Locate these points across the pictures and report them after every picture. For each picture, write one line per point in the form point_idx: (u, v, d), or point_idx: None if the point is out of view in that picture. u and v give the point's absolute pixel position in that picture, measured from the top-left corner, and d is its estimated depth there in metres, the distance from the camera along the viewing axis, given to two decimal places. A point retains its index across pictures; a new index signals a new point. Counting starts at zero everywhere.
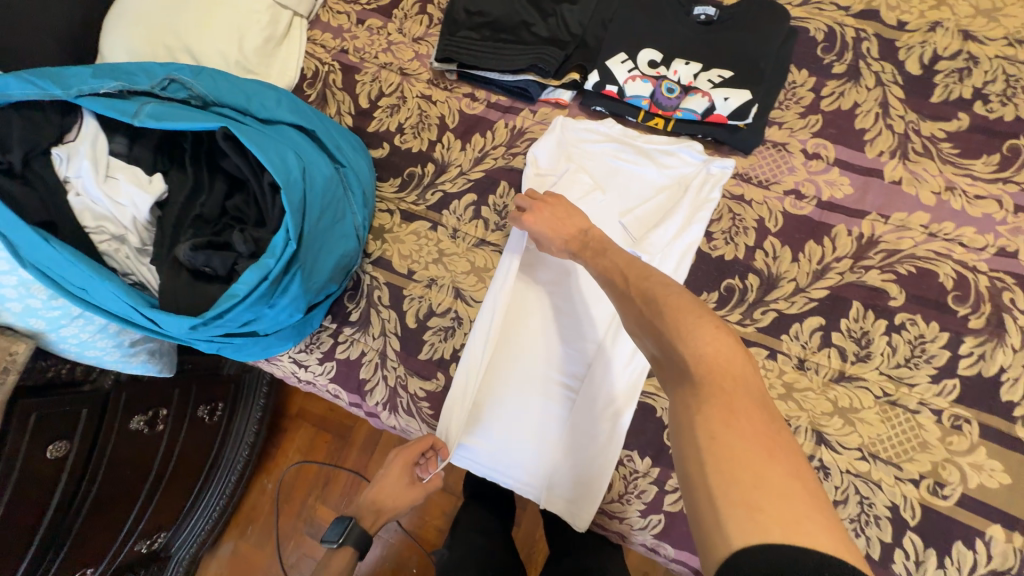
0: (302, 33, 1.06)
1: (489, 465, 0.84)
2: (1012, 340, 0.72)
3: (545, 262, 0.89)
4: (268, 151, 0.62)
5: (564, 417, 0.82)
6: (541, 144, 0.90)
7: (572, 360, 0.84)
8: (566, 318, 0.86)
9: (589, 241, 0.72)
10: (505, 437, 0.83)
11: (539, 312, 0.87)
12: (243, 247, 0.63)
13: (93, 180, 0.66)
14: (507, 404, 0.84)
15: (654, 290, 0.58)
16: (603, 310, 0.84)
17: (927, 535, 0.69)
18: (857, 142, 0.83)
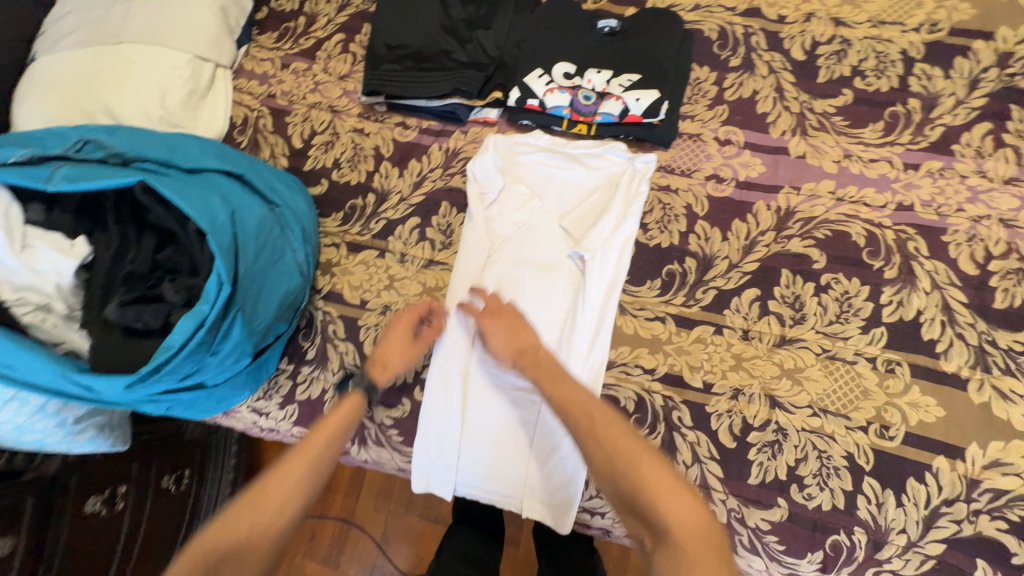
0: (227, 84, 1.06)
1: (469, 484, 0.83)
2: (923, 284, 0.79)
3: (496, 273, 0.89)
4: (191, 199, 0.61)
5: (533, 424, 0.82)
6: (477, 161, 0.92)
7: None
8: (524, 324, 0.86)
9: (542, 360, 0.72)
10: (479, 452, 0.83)
11: None
12: (175, 297, 0.62)
13: (7, 250, 0.62)
14: (476, 420, 0.84)
15: (608, 433, 0.62)
16: (556, 312, 0.86)
17: (883, 477, 0.73)
18: (762, 125, 0.91)
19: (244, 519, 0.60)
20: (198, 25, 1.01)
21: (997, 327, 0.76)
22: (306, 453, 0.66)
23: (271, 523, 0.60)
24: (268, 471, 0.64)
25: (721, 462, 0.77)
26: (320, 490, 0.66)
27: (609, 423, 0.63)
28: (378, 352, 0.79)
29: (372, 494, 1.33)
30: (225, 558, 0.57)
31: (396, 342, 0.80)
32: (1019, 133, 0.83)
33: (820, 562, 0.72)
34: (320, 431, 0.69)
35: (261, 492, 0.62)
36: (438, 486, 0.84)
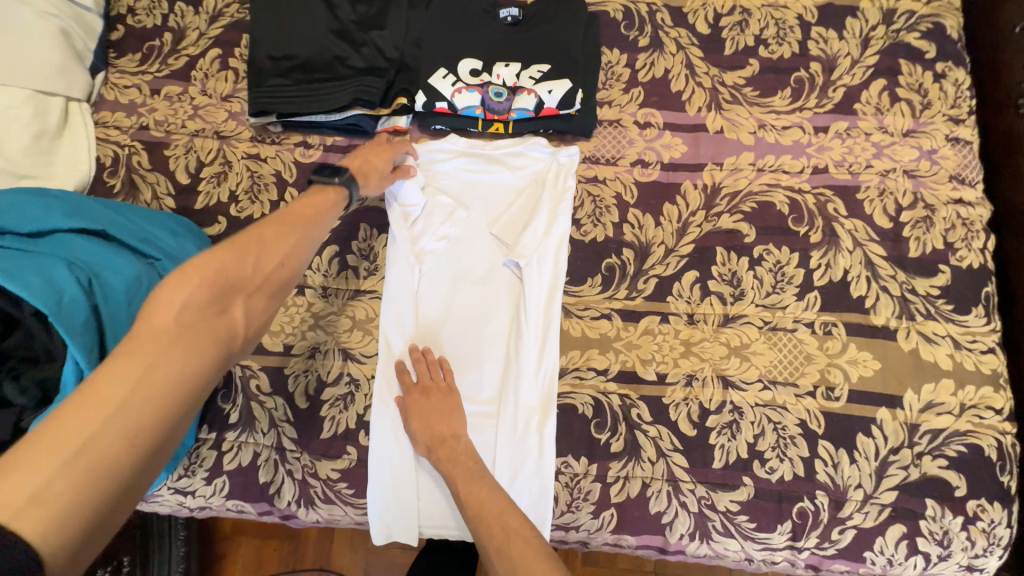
0: (86, 119, 0.91)
1: (435, 524, 0.77)
2: (846, 243, 0.81)
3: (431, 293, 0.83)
4: (25, 276, 0.50)
5: (493, 447, 0.78)
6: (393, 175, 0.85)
7: (484, 385, 0.80)
8: (468, 343, 0.81)
9: (459, 452, 0.72)
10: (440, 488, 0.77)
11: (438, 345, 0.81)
12: (23, 397, 0.51)
13: None
14: None
15: (518, 547, 0.60)
16: (499, 325, 0.81)
17: (835, 438, 0.75)
18: (678, 104, 0.90)
19: (249, 253, 0.57)
20: (32, 53, 0.85)
21: (914, 275, 0.79)
22: (302, 223, 0.64)
23: (269, 284, 0.58)
24: (256, 225, 0.61)
25: (684, 452, 0.76)
26: (314, 252, 0.65)
27: (522, 540, 0.61)
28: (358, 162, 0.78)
29: (345, 539, 1.25)
30: (243, 313, 0.54)
31: (372, 156, 0.79)
32: (910, 87, 0.87)
33: (790, 531, 0.74)
34: (303, 207, 0.66)
35: (265, 239, 0.59)
36: (401, 533, 0.77)
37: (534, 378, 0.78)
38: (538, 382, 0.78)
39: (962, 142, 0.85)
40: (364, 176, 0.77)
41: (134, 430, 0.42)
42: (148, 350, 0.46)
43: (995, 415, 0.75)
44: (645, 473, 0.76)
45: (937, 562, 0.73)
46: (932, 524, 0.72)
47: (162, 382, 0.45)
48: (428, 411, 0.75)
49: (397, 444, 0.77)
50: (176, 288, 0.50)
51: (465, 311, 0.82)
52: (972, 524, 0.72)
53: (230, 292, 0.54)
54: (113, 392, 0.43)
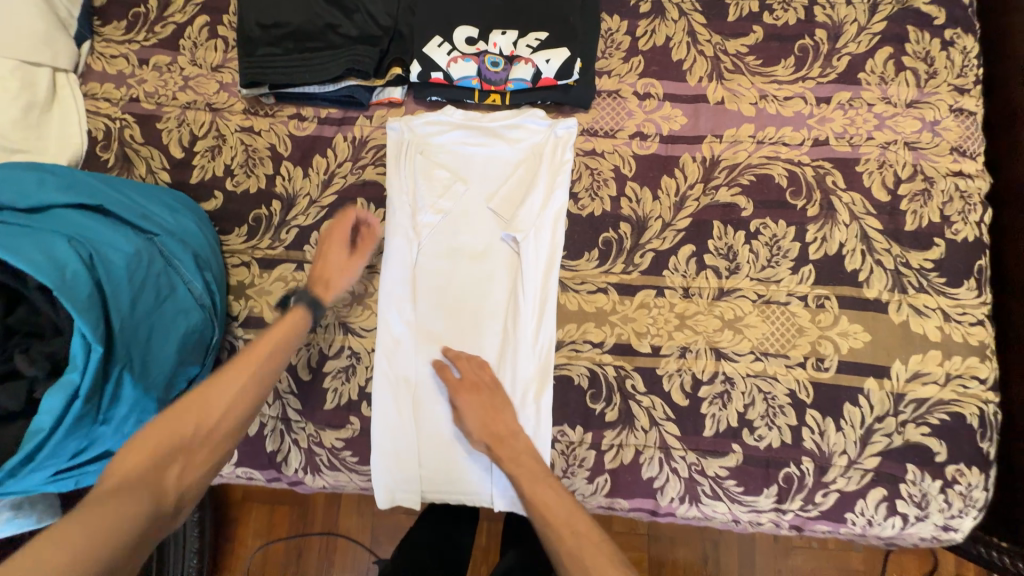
0: (75, 91, 0.89)
1: (436, 488, 0.81)
2: (843, 217, 0.81)
3: (431, 267, 0.84)
4: (25, 250, 0.50)
5: None
6: (390, 149, 0.86)
7: (482, 357, 0.82)
8: (468, 317, 0.82)
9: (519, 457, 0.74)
10: (443, 454, 0.81)
11: (438, 319, 0.82)
12: (32, 370, 0.50)
13: None
14: (434, 420, 0.81)
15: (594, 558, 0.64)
16: (498, 299, 0.83)
17: (823, 407, 0.77)
18: (678, 73, 0.88)
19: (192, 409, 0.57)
20: (15, 20, 0.82)
21: (909, 248, 0.80)
22: (251, 354, 0.63)
23: (215, 439, 0.57)
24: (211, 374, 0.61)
25: (677, 421, 0.78)
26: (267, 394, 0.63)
27: (594, 546, 0.65)
28: (317, 271, 0.76)
29: (353, 505, 1.34)
30: (180, 477, 0.52)
31: (333, 258, 0.77)
32: (917, 55, 0.85)
33: (775, 494, 0.77)
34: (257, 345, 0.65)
35: (191, 398, 0.58)
36: (403, 498, 0.80)
37: (533, 352, 0.80)
38: (538, 355, 0.80)
39: (966, 113, 0.83)
40: (320, 277, 0.76)
41: (74, 561, 0.40)
42: (94, 507, 0.45)
43: (979, 384, 0.77)
44: (637, 441, 0.78)
45: (914, 522, 0.77)
46: (912, 487, 0.76)
47: (107, 529, 0.43)
48: (480, 407, 0.76)
49: (400, 413, 0.80)
50: (126, 455, 0.51)
51: (464, 288, 0.83)
52: (950, 487, 0.76)
53: (175, 455, 0.53)
54: (66, 534, 0.41)
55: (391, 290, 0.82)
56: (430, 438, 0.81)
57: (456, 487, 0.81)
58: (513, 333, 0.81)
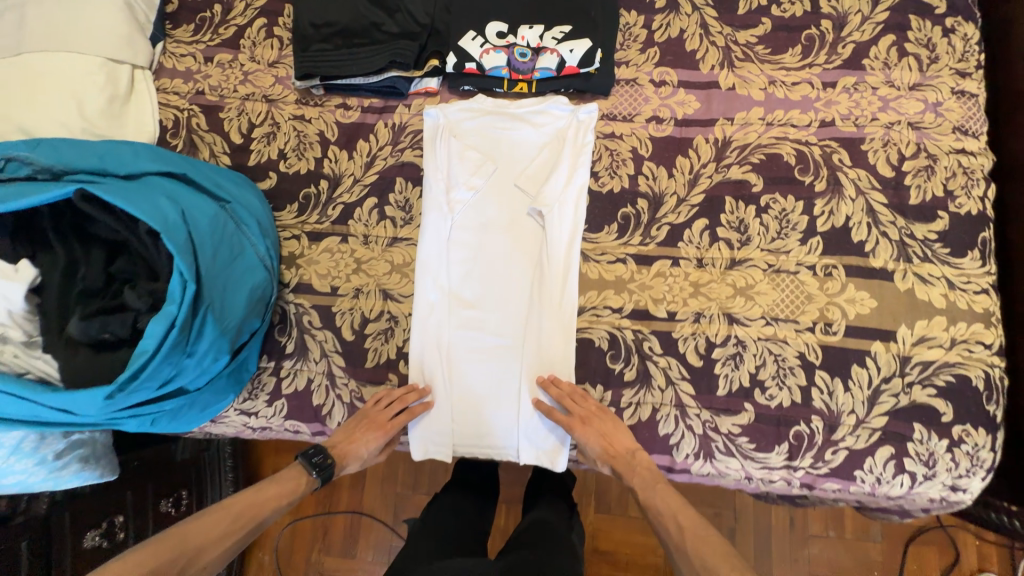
0: (149, 86, 1.01)
1: (466, 443, 0.88)
2: (849, 192, 0.86)
3: (464, 240, 0.91)
4: (135, 201, 0.60)
5: (519, 375, 0.87)
6: (426, 134, 0.94)
7: (511, 321, 0.89)
8: (499, 286, 0.90)
9: (634, 463, 0.80)
10: (476, 411, 0.88)
11: (472, 287, 0.90)
12: (139, 303, 0.61)
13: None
14: (467, 379, 0.88)
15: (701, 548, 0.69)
16: (526, 267, 0.90)
17: (832, 368, 0.82)
18: (692, 62, 0.95)
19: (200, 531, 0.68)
20: (104, 25, 0.94)
21: (914, 221, 0.85)
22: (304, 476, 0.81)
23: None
24: (238, 496, 0.75)
25: (691, 380, 0.84)
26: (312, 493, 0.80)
27: (701, 539, 0.71)
28: (340, 444, 0.83)
29: (377, 485, 1.51)
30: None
31: (359, 438, 0.83)
32: (919, 42, 0.90)
33: (786, 451, 0.81)
34: (271, 488, 0.77)
35: (245, 509, 0.73)
36: (437, 452, 0.88)
37: (557, 316, 0.87)
38: (561, 319, 0.87)
39: (967, 95, 0.88)
40: (340, 443, 0.83)
41: None
42: None
43: (984, 349, 0.81)
44: (655, 399, 0.84)
45: (922, 482, 0.80)
46: (919, 446, 0.80)
47: None
48: (598, 440, 0.80)
49: (436, 371, 0.87)
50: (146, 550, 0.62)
51: (495, 259, 0.90)
52: (956, 446, 0.79)
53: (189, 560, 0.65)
54: None
55: (428, 259, 0.90)
56: (462, 397, 0.88)
57: (485, 443, 0.88)
58: (540, 302, 0.87)
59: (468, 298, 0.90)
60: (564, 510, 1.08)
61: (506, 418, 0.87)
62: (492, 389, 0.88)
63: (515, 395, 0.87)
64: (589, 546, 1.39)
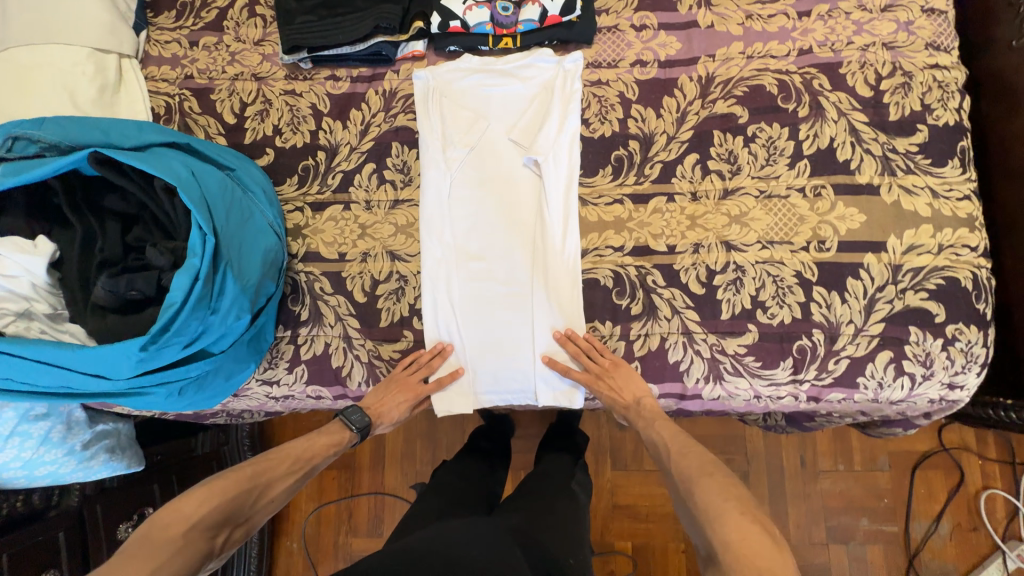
0: (137, 74, 1.01)
1: (484, 394, 0.91)
2: (831, 115, 0.89)
3: (465, 196, 0.93)
4: (148, 162, 0.62)
5: (530, 323, 0.90)
6: (417, 97, 0.96)
7: (518, 270, 0.91)
8: (503, 237, 0.92)
9: (647, 413, 0.84)
10: (491, 361, 0.90)
11: (477, 241, 0.92)
12: (162, 260, 0.62)
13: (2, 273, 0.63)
14: (479, 331, 0.91)
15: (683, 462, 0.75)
16: (527, 218, 0.92)
17: (828, 283, 0.85)
18: (669, 4, 0.97)
19: (273, 470, 0.79)
20: (87, 15, 0.95)
21: (895, 136, 0.88)
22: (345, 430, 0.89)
23: (257, 510, 0.75)
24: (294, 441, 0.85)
25: (696, 308, 0.87)
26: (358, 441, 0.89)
27: (685, 452, 0.77)
28: (371, 405, 0.88)
29: (396, 465, 1.54)
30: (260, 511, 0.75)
31: (389, 398, 0.88)
32: None
33: (791, 366, 0.85)
34: (323, 437, 0.87)
35: (302, 452, 0.83)
36: (456, 407, 0.91)
37: (562, 259, 0.89)
38: (566, 262, 0.90)
39: (937, 12, 0.91)
40: (372, 404, 0.88)
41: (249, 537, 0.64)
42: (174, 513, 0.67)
43: (970, 252, 0.85)
44: (662, 329, 0.87)
45: (921, 382, 0.84)
46: (916, 347, 0.84)
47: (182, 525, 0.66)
48: (613, 390, 0.85)
49: (449, 324, 0.90)
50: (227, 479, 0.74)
51: (496, 211, 0.93)
52: (951, 345, 0.83)
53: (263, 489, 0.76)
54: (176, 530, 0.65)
55: (432, 217, 0.92)
56: (479, 347, 0.91)
57: (504, 389, 0.91)
58: (545, 249, 0.90)
59: (475, 252, 0.92)
60: (567, 461, 1.17)
61: (523, 363, 0.90)
62: (507, 336, 0.91)
63: (529, 341, 0.90)
64: (609, 500, 1.43)
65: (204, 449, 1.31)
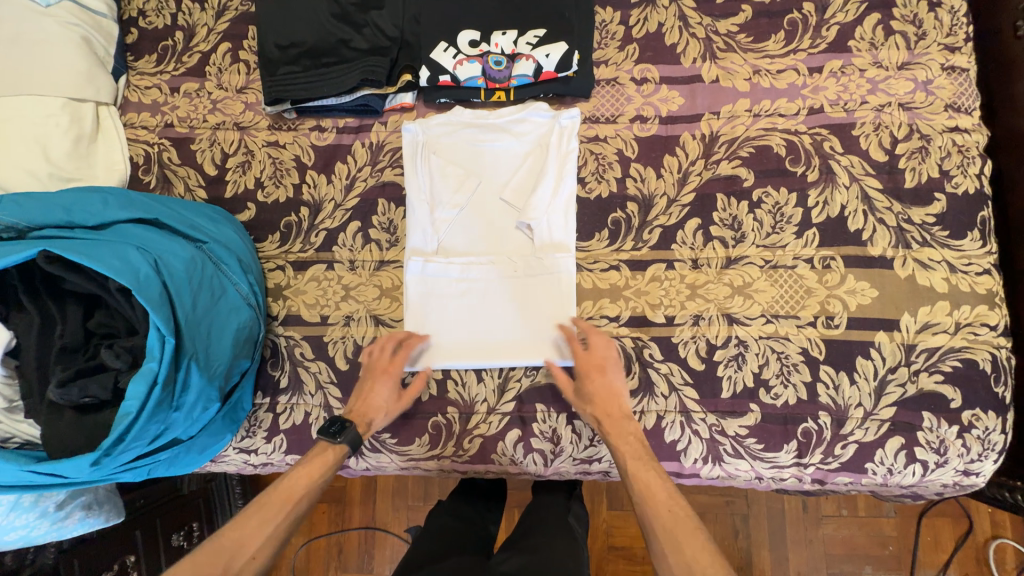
0: (116, 122, 0.97)
1: (467, 332, 0.86)
2: (842, 180, 0.84)
3: (451, 178, 0.90)
4: (104, 259, 0.58)
5: (516, 275, 0.87)
6: (404, 144, 0.92)
7: (506, 234, 0.89)
8: (490, 207, 0.90)
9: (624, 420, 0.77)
10: (476, 305, 0.87)
11: (464, 205, 0.90)
12: (118, 361, 0.60)
13: None
14: (467, 286, 0.88)
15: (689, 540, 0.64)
16: (512, 187, 0.89)
17: (836, 362, 0.80)
18: (672, 57, 0.92)
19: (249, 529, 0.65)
20: (60, 62, 0.90)
21: (910, 205, 0.83)
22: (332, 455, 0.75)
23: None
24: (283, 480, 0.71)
25: (695, 385, 0.82)
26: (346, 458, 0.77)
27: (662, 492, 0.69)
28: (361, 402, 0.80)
29: (389, 499, 1.47)
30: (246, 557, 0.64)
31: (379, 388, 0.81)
32: (905, 18, 0.88)
33: (796, 449, 0.80)
34: (304, 469, 0.73)
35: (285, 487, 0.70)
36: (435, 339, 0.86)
37: (555, 286, 0.86)
38: (559, 279, 0.86)
39: (958, 70, 0.86)
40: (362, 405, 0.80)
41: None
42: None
43: (989, 331, 0.79)
44: (659, 406, 0.82)
45: (934, 469, 0.79)
46: (929, 434, 0.78)
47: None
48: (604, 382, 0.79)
49: (436, 285, 0.88)
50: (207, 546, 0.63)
51: (484, 194, 0.90)
52: (967, 432, 0.78)
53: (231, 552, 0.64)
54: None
55: (419, 198, 0.89)
56: (465, 284, 0.88)
57: (489, 330, 0.86)
58: (537, 277, 0.87)
59: (461, 226, 0.90)
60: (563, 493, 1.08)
61: (514, 311, 0.86)
62: (493, 284, 0.87)
63: (518, 287, 0.87)
64: (605, 541, 1.34)
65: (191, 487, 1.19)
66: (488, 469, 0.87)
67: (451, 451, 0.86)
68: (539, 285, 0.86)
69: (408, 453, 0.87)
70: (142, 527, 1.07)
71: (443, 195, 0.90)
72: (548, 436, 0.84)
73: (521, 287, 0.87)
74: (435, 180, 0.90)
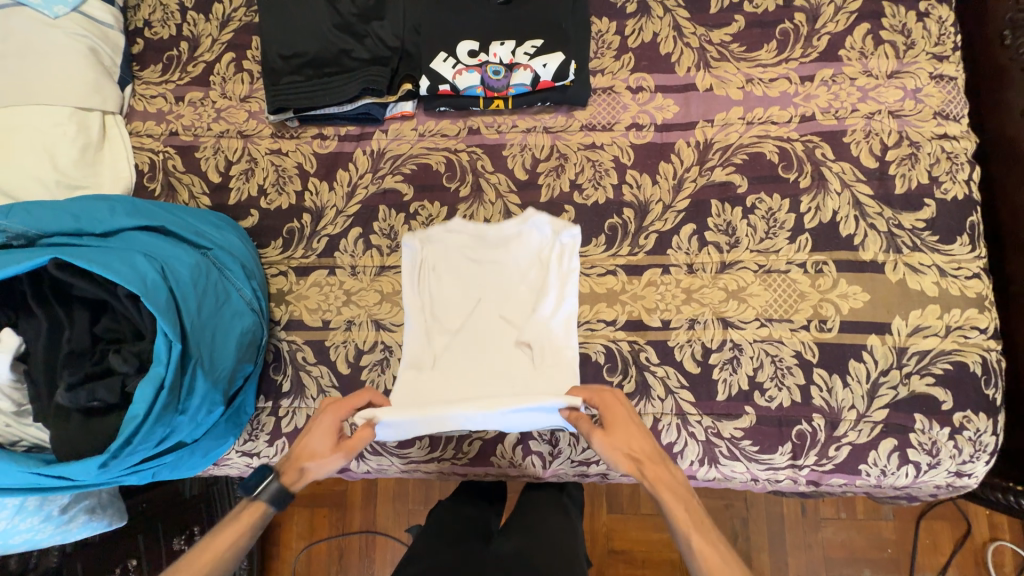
0: (122, 131, 0.99)
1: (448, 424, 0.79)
2: (834, 186, 0.86)
3: (446, 289, 0.90)
4: (113, 265, 0.59)
5: (509, 379, 0.83)
6: (405, 273, 0.90)
7: (500, 341, 0.86)
8: (483, 314, 0.88)
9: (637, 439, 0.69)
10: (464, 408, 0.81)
11: (459, 313, 0.89)
12: (126, 366, 0.61)
13: None
14: (456, 392, 0.83)
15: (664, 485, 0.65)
16: (507, 291, 0.89)
17: (829, 365, 0.81)
18: (667, 66, 0.94)
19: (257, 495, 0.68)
20: (68, 73, 0.92)
21: (901, 211, 0.84)
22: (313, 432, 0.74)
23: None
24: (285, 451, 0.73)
25: (691, 388, 0.83)
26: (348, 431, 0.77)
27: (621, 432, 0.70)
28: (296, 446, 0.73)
29: (389, 502, 1.48)
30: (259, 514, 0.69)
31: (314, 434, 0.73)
32: (894, 28, 0.90)
33: (790, 451, 0.81)
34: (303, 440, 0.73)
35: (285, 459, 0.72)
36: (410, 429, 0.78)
37: (549, 386, 0.82)
38: (553, 382, 0.82)
39: (946, 78, 0.88)
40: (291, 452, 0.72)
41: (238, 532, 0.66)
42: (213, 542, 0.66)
43: (979, 334, 0.80)
44: (655, 409, 0.83)
45: (927, 470, 0.80)
46: (921, 436, 0.79)
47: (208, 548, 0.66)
48: (626, 429, 0.70)
49: (424, 393, 0.84)
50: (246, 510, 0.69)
51: (479, 299, 0.89)
52: (959, 434, 0.79)
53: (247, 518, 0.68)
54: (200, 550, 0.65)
55: (414, 306, 0.89)
56: (456, 389, 0.83)
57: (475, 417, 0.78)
58: (530, 384, 0.83)
59: (454, 331, 0.87)
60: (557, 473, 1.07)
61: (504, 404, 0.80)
62: (484, 387, 0.83)
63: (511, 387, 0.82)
64: (605, 545, 1.34)
65: (193, 491, 1.20)
66: (488, 471, 0.89)
67: (451, 454, 0.87)
68: (533, 387, 0.82)
69: (409, 456, 0.88)
70: (144, 530, 1.07)
71: (438, 302, 0.89)
72: (546, 439, 0.86)
73: (509, 386, 0.83)
74: (431, 289, 0.90)
